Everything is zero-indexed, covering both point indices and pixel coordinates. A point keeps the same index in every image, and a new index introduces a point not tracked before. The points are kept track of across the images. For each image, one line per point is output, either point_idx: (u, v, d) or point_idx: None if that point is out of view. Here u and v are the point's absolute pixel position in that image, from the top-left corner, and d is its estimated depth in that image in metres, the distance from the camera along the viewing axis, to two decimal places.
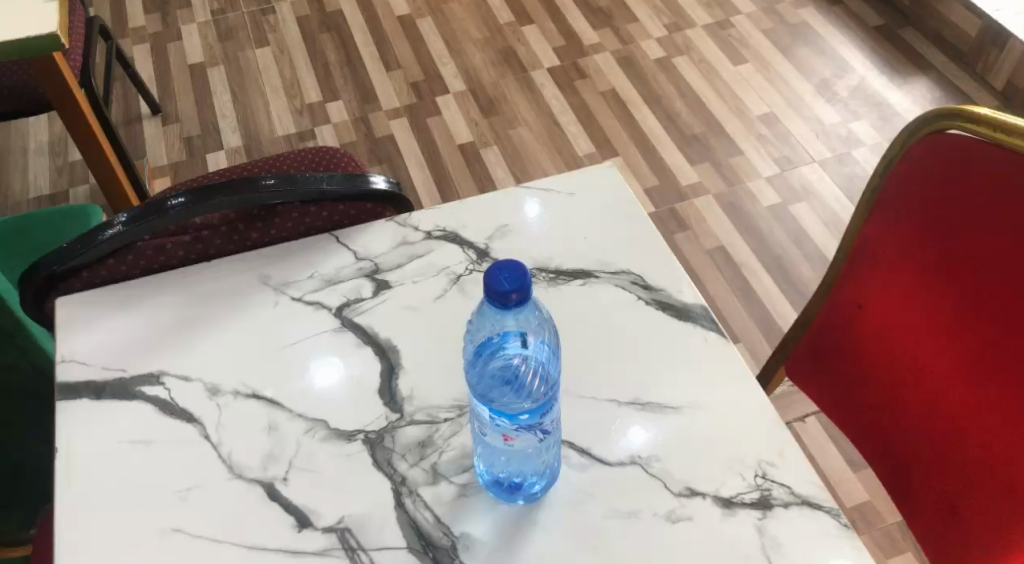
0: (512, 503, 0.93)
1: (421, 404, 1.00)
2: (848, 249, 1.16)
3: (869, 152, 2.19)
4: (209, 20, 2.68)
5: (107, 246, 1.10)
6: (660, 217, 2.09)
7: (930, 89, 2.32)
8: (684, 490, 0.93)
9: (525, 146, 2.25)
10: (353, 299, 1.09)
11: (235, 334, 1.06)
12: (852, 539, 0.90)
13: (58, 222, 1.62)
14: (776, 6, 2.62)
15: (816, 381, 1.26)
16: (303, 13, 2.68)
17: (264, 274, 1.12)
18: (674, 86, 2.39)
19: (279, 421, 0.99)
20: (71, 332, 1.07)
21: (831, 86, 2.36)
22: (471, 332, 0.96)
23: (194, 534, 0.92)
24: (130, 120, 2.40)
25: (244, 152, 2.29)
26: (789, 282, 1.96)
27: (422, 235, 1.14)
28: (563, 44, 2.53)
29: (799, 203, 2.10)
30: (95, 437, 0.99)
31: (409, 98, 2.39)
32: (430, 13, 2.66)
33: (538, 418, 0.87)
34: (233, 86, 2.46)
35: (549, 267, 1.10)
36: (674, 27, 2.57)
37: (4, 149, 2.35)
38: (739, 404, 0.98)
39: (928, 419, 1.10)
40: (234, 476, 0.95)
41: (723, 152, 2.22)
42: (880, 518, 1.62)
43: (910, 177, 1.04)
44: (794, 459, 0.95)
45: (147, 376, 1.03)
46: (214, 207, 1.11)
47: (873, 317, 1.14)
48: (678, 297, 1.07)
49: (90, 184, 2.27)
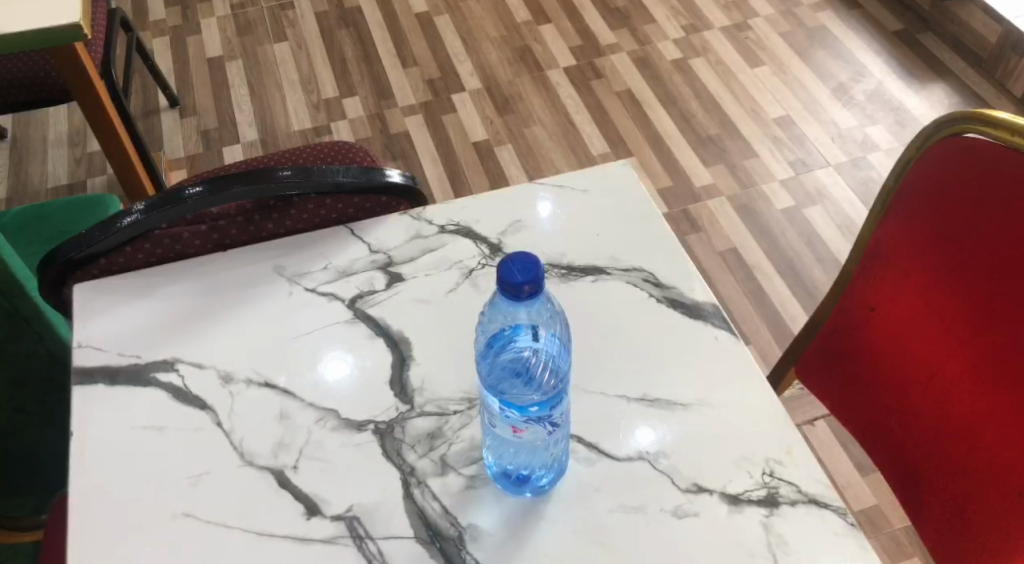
0: (519, 495, 0.93)
1: (431, 395, 1.00)
2: (861, 250, 1.16)
3: (884, 157, 2.19)
4: (229, 14, 2.70)
5: (123, 234, 1.11)
6: (672, 217, 2.09)
7: (946, 94, 2.32)
8: (691, 486, 0.94)
9: (539, 146, 2.26)
10: (366, 290, 1.09)
11: (249, 323, 1.07)
12: (858, 538, 0.90)
13: (77, 212, 1.63)
14: (794, 9, 2.62)
15: (826, 382, 1.26)
16: (321, 8, 2.70)
17: (278, 264, 1.13)
18: (690, 87, 2.40)
19: (290, 410, 1.00)
20: (87, 317, 1.09)
21: (848, 90, 2.36)
22: (484, 324, 0.97)
23: (204, 519, 0.93)
24: (148, 112, 2.42)
25: (260, 146, 2.30)
26: (802, 286, 1.96)
27: (435, 228, 1.15)
28: (580, 44, 2.53)
29: (812, 206, 2.10)
30: (107, 420, 1.00)
31: (425, 96, 2.40)
32: (448, 11, 2.67)
33: (548, 410, 0.87)
34: (251, 80, 2.48)
35: (561, 263, 1.11)
36: (691, 28, 2.57)
37: (24, 140, 2.38)
38: (747, 402, 0.99)
39: (938, 420, 1.10)
40: (245, 463, 0.96)
41: (737, 154, 2.22)
42: (887, 523, 1.61)
43: (924, 179, 1.05)
44: (801, 457, 0.95)
45: (161, 363, 1.04)
46: (231, 197, 1.12)
47: (886, 318, 1.14)
48: (689, 296, 1.07)
49: (108, 175, 2.29)
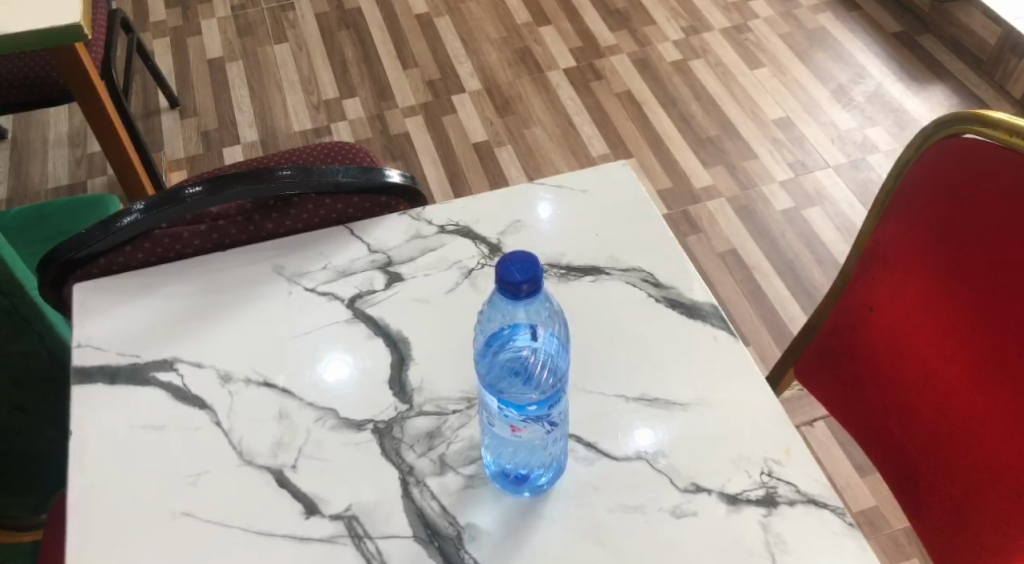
0: (517, 495, 0.94)
1: (431, 395, 1.01)
2: (860, 250, 1.16)
3: (883, 158, 2.19)
4: (229, 15, 2.71)
5: (123, 234, 1.11)
6: (672, 218, 2.09)
7: (946, 96, 2.32)
8: (690, 486, 0.94)
9: (539, 146, 2.26)
10: (365, 290, 1.10)
11: (248, 322, 1.07)
12: (856, 537, 0.91)
13: (78, 212, 1.64)
14: (794, 11, 2.63)
15: (825, 383, 1.26)
16: (322, 9, 2.70)
17: (278, 264, 1.13)
18: (689, 88, 2.40)
19: (290, 410, 1.00)
20: (86, 317, 1.09)
21: (847, 91, 2.36)
22: (483, 323, 0.97)
23: (203, 518, 0.93)
24: (149, 112, 2.42)
25: (260, 147, 2.30)
26: (800, 286, 1.96)
27: (434, 228, 1.15)
28: (580, 45, 2.53)
29: (812, 207, 2.10)
30: (107, 419, 1.00)
31: (424, 97, 2.40)
32: (448, 12, 2.67)
33: (546, 409, 0.87)
34: (251, 82, 2.48)
35: (560, 263, 1.11)
36: (691, 30, 2.58)
37: (25, 141, 2.38)
38: (745, 402, 0.99)
39: (937, 421, 1.10)
40: (244, 462, 0.97)
41: (737, 155, 2.22)
42: (886, 523, 1.61)
43: (924, 179, 1.05)
44: (799, 456, 0.95)
45: (160, 362, 1.04)
46: (230, 196, 1.12)
47: (885, 319, 1.14)
48: (688, 296, 1.07)
49: (108, 175, 2.29)
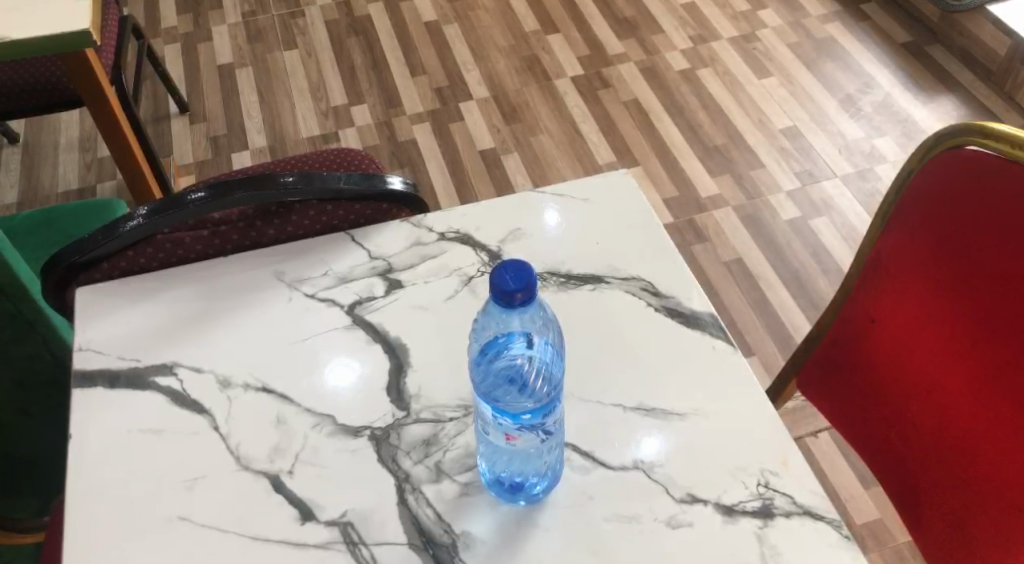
0: (513, 503, 0.93)
1: (427, 402, 1.01)
2: (862, 261, 1.15)
3: (891, 169, 2.18)
4: (239, 21, 2.72)
5: (127, 238, 1.12)
6: (677, 226, 2.09)
7: (955, 107, 2.31)
8: (685, 496, 0.93)
9: (545, 154, 2.26)
10: (365, 297, 1.10)
11: (248, 327, 1.08)
12: (852, 549, 0.90)
13: (85, 216, 1.65)
14: (802, 21, 2.62)
15: (825, 394, 1.26)
16: (331, 16, 2.71)
17: (278, 270, 1.13)
18: (696, 97, 2.40)
19: (288, 415, 1.00)
20: (88, 321, 1.09)
21: (855, 101, 2.35)
22: (478, 331, 0.97)
23: (199, 523, 0.94)
24: (158, 118, 2.44)
25: (268, 153, 2.31)
26: (805, 296, 1.95)
27: (435, 236, 1.16)
28: (587, 53, 2.54)
29: (819, 217, 2.09)
30: (106, 423, 1.01)
31: (433, 104, 2.41)
32: (457, 19, 2.68)
33: (540, 418, 0.87)
34: (260, 88, 2.49)
35: (560, 271, 1.11)
36: (699, 38, 2.58)
37: (36, 144, 2.40)
38: (744, 412, 0.98)
39: (938, 432, 1.09)
40: (241, 467, 0.97)
41: (744, 164, 2.22)
42: (890, 537, 1.60)
43: (925, 191, 1.04)
44: (796, 468, 0.95)
45: (160, 367, 1.05)
46: (232, 202, 1.13)
47: (885, 331, 1.14)
48: (687, 305, 1.07)
49: (118, 180, 2.30)
